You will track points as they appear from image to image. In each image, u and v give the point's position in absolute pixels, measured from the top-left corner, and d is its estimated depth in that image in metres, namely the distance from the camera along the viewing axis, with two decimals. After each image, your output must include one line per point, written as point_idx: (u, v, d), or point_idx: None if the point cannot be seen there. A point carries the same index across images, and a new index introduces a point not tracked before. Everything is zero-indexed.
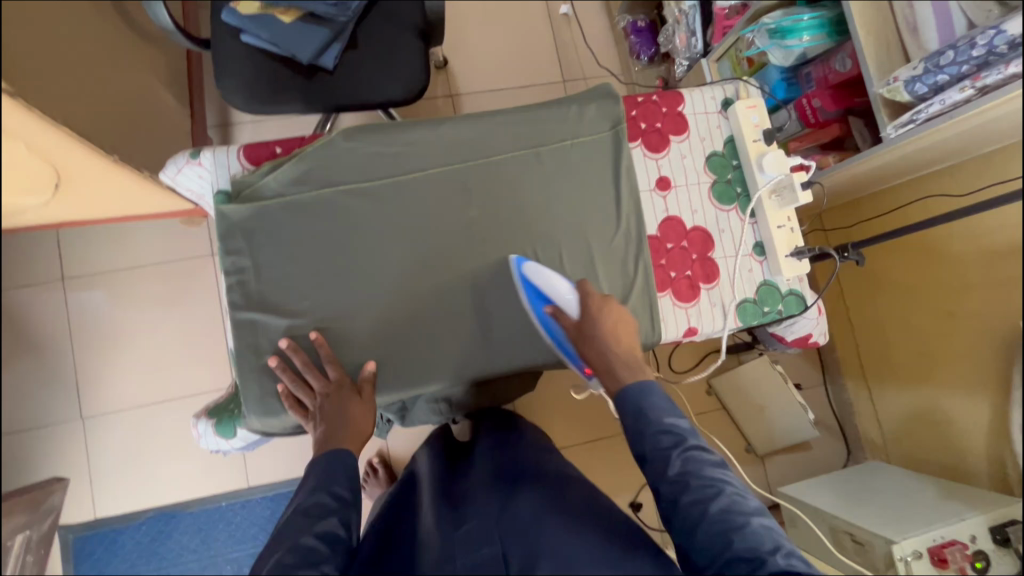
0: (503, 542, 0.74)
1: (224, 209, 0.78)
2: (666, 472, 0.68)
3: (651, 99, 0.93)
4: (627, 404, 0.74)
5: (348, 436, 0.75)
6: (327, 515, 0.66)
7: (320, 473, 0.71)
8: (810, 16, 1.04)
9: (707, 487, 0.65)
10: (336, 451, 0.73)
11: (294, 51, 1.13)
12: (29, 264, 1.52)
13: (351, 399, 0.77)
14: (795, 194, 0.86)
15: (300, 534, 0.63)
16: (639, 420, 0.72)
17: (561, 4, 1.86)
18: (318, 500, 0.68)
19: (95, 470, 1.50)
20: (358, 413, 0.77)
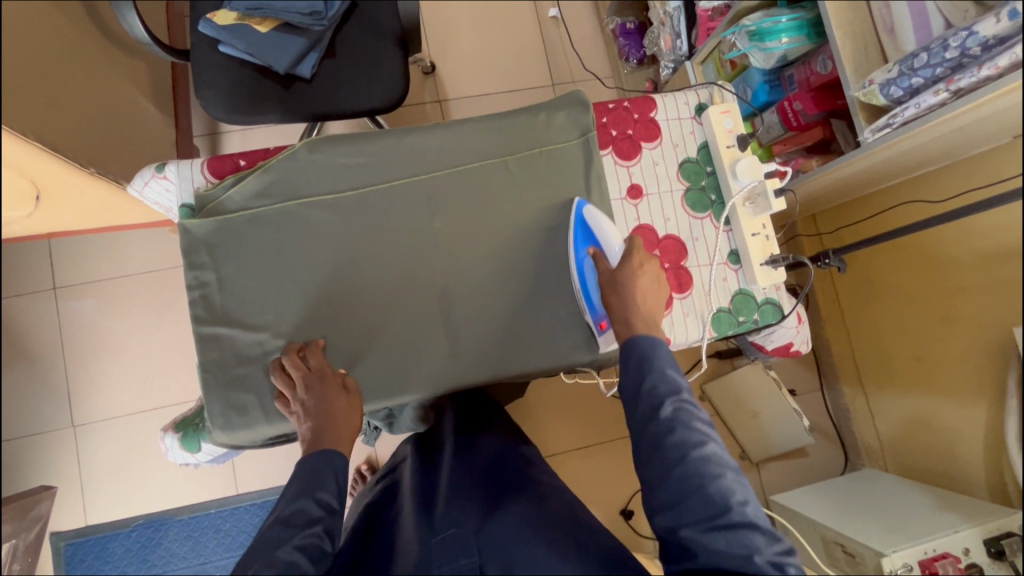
0: (482, 553, 0.73)
1: (187, 223, 0.78)
2: (656, 416, 0.67)
3: (623, 105, 0.92)
4: (632, 349, 0.73)
5: (334, 438, 0.74)
6: (310, 524, 0.66)
7: (307, 476, 0.70)
8: (789, 17, 1.02)
9: (694, 435, 0.65)
10: (323, 452, 0.72)
11: (270, 60, 1.13)
12: (21, 274, 1.54)
13: (338, 395, 0.77)
14: (768, 202, 0.84)
15: (280, 546, 0.63)
16: (640, 364, 0.71)
17: (550, 7, 1.85)
18: (300, 508, 0.67)
19: (85, 477, 1.51)
20: (344, 410, 0.76)
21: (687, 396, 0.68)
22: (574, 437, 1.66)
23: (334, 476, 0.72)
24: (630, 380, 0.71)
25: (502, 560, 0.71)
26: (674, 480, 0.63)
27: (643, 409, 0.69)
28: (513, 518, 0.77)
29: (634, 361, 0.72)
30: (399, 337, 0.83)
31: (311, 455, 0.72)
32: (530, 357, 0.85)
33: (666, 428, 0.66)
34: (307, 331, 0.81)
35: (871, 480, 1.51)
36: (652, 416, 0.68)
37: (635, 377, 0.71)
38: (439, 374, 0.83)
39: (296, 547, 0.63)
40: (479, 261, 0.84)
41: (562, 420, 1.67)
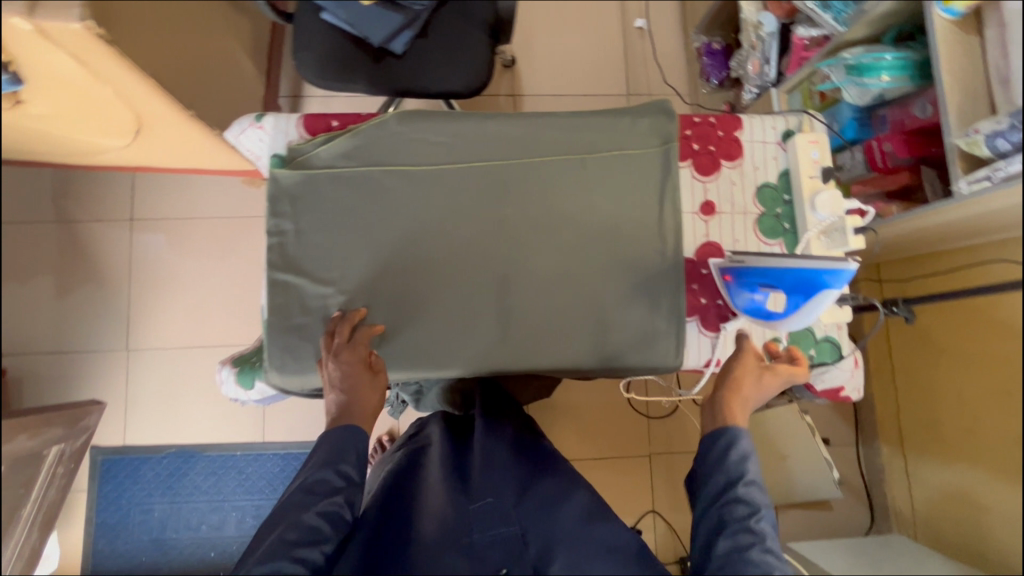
0: (522, 524, 0.77)
1: (276, 172, 0.82)
2: (740, 521, 0.72)
3: (709, 121, 0.91)
4: (726, 447, 0.77)
5: (357, 415, 0.78)
6: (332, 493, 0.73)
7: (332, 447, 0.76)
8: (893, 55, 0.99)
9: (773, 556, 0.69)
10: (348, 429, 0.76)
11: (367, 33, 1.18)
12: (103, 201, 1.64)
13: (364, 375, 0.79)
14: (845, 237, 0.80)
15: (301, 511, 0.70)
16: (739, 462, 0.76)
17: (637, 18, 1.85)
18: (323, 477, 0.74)
19: (130, 399, 1.60)
20: (367, 389, 0.79)
21: (772, 512, 0.73)
22: (593, 446, 1.66)
23: (355, 448, 0.77)
24: (718, 471, 0.76)
25: (544, 534, 0.76)
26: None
27: (729, 506, 0.73)
28: (539, 502, 0.80)
29: (726, 454, 0.77)
30: (452, 313, 0.84)
31: (334, 430, 0.77)
32: (578, 355, 0.85)
33: (751, 537, 0.70)
34: (370, 292, 0.83)
35: (895, 550, 1.44)
36: (738, 517, 0.72)
37: (722, 477, 0.76)
38: (484, 356, 0.84)
39: (321, 516, 0.70)
40: (543, 254, 0.86)
41: (585, 427, 1.67)
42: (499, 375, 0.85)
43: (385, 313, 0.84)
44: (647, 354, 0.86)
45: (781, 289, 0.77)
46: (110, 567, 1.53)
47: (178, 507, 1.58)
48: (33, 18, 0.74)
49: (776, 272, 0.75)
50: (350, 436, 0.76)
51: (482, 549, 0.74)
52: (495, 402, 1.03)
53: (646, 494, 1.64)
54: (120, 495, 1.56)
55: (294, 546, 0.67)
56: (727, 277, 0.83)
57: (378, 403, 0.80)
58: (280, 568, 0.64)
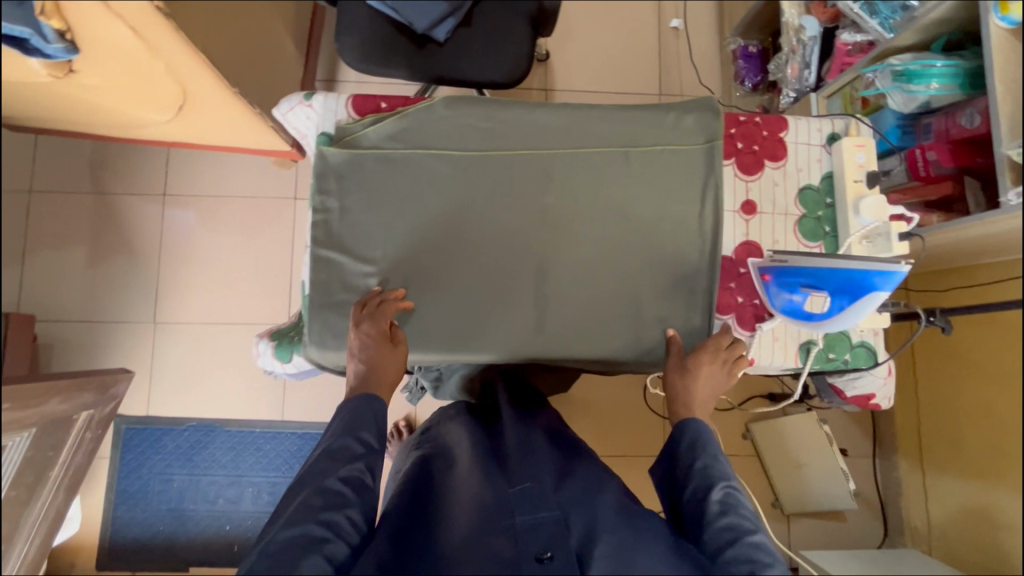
0: (563, 509, 0.75)
1: (325, 150, 0.84)
2: (705, 498, 0.72)
3: (754, 120, 0.91)
4: (683, 435, 0.79)
5: (375, 385, 0.81)
6: (352, 460, 0.74)
7: (352, 415, 0.78)
8: (943, 63, 0.98)
9: (744, 522, 0.69)
10: (366, 398, 0.79)
11: (411, 19, 1.19)
12: (138, 175, 1.67)
13: (384, 347, 0.81)
14: (889, 243, 0.81)
15: (325, 477, 0.71)
16: (692, 448, 0.78)
17: (673, 18, 1.85)
18: (344, 442, 0.75)
19: (156, 371, 1.63)
20: (385, 361, 0.81)
21: (735, 484, 0.73)
22: (607, 443, 1.66)
23: (373, 417, 0.79)
24: (677, 464, 0.78)
25: (587, 518, 0.73)
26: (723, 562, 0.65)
27: (692, 489, 0.74)
28: (578, 491, 0.78)
29: (684, 442, 0.79)
30: (490, 298, 0.85)
31: (354, 399, 0.80)
32: (612, 347, 0.86)
33: (716, 510, 0.70)
34: (411, 273, 0.85)
35: (910, 564, 1.43)
36: (704, 494, 0.73)
37: (687, 462, 0.78)
38: (520, 343, 0.85)
39: (342, 481, 0.71)
40: (584, 244, 0.86)
41: (600, 424, 1.67)
42: (533, 362, 0.86)
43: (424, 294, 0.85)
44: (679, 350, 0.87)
45: (825, 292, 0.78)
46: (128, 534, 1.57)
47: (196, 479, 1.60)
48: None
49: (829, 273, 0.76)
50: (366, 406, 0.79)
51: (523, 531, 0.72)
52: (522, 394, 1.04)
53: (659, 494, 1.64)
54: (141, 464, 1.59)
55: (319, 510, 0.68)
56: (766, 276, 0.83)
57: (396, 374, 0.82)
58: (307, 531, 0.65)
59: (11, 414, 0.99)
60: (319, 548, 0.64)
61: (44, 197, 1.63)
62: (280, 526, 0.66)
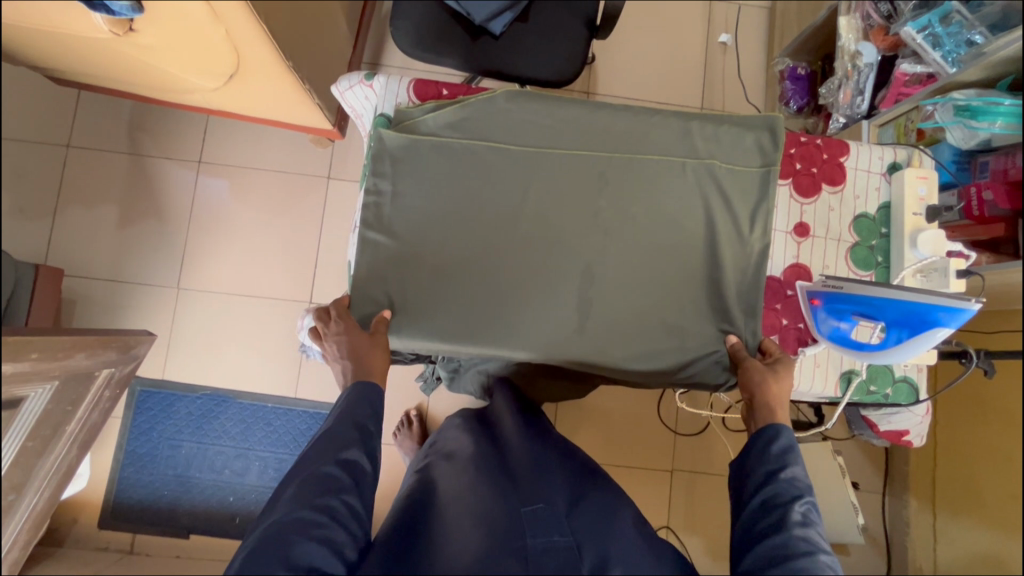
0: (577, 537, 0.74)
1: (383, 132, 0.83)
2: (784, 507, 0.70)
3: (815, 142, 0.90)
4: (767, 437, 0.76)
5: (367, 371, 0.79)
6: (349, 445, 0.73)
7: (349, 403, 0.77)
8: (1012, 102, 0.96)
9: (818, 540, 0.67)
10: (362, 386, 0.77)
11: (470, 9, 1.18)
12: (175, 139, 1.68)
13: (362, 337, 0.80)
14: (946, 279, 0.79)
15: (322, 462, 0.71)
16: (781, 455, 0.74)
17: (722, 32, 1.84)
18: (344, 427, 0.74)
19: (174, 336, 1.63)
20: (367, 349, 0.79)
21: (817, 501, 0.71)
22: (615, 453, 1.65)
23: (366, 403, 0.77)
24: (760, 465, 0.74)
25: (599, 548, 0.73)
26: (794, 574, 0.64)
27: (772, 493, 0.72)
28: (591, 520, 0.77)
29: (766, 446, 0.75)
30: (532, 297, 0.84)
31: (349, 390, 0.78)
32: (650, 357, 0.85)
33: (796, 521, 0.68)
34: (456, 263, 0.84)
35: None
36: (785, 503, 0.70)
37: (767, 466, 0.74)
38: (558, 344, 0.84)
39: (340, 465, 0.71)
40: (631, 251, 0.85)
41: (610, 433, 1.66)
42: (570, 365, 0.85)
43: (465, 286, 0.84)
44: (712, 367, 0.86)
45: (880, 322, 0.77)
46: (132, 496, 1.57)
47: (204, 448, 1.60)
48: None
49: (884, 300, 0.75)
50: (361, 392, 0.77)
51: (534, 555, 0.70)
52: (527, 405, 1.02)
53: (663, 509, 1.64)
54: (151, 427, 1.59)
55: (315, 495, 0.68)
56: (813, 301, 0.82)
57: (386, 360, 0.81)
58: (303, 515, 0.66)
59: (38, 364, 0.99)
60: (314, 533, 0.65)
61: (82, 152, 1.63)
62: (279, 506, 0.68)
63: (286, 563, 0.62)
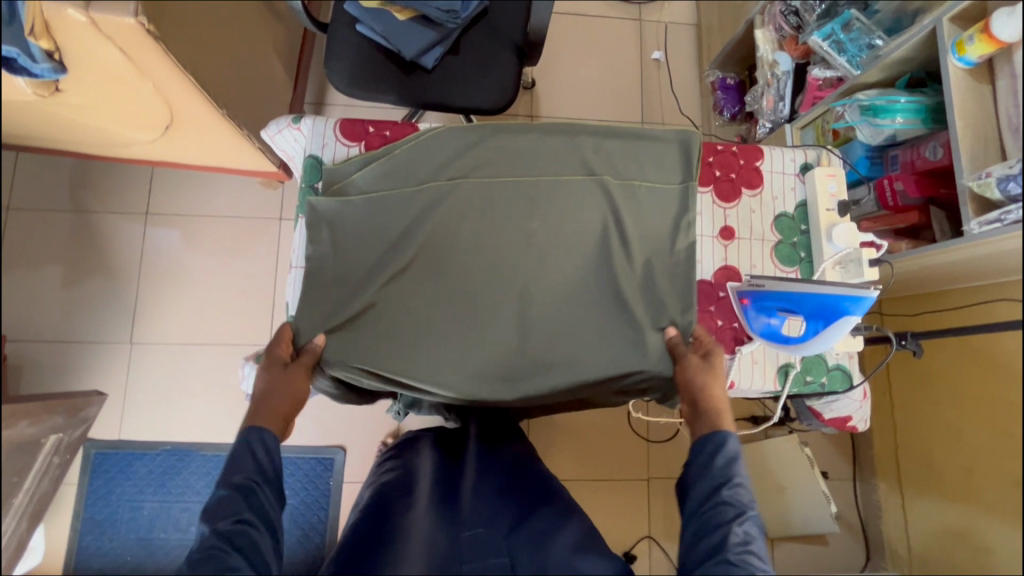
0: (511, 555, 0.77)
1: (314, 202, 0.87)
2: (721, 528, 0.71)
3: (731, 150, 0.95)
4: (715, 444, 0.76)
5: (265, 407, 0.77)
6: (228, 511, 0.69)
7: (231, 461, 0.73)
8: (907, 99, 1.03)
9: (757, 562, 0.68)
10: (249, 432, 0.75)
11: (400, 46, 1.22)
12: (119, 195, 1.66)
13: (276, 368, 0.80)
14: (860, 269, 0.83)
15: (205, 537, 0.67)
16: (726, 466, 0.75)
17: (654, 50, 1.93)
18: (224, 496, 0.69)
19: (130, 394, 1.59)
20: (288, 381, 0.79)
21: (758, 515, 0.72)
22: (591, 467, 1.65)
23: (250, 454, 0.73)
24: (701, 474, 0.75)
25: (535, 563, 0.75)
26: None
27: (715, 513, 0.72)
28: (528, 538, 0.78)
29: (713, 455, 0.76)
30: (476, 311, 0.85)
31: (239, 438, 0.75)
32: (593, 366, 0.85)
33: (737, 543, 0.69)
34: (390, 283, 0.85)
35: None
36: (727, 522, 0.71)
37: (712, 480, 0.74)
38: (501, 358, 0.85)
39: (224, 542, 0.66)
40: (561, 267, 0.86)
41: (585, 447, 1.66)
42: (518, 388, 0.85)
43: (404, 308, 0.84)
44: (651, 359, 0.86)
45: (801, 315, 0.81)
46: (92, 566, 1.50)
47: (168, 506, 1.55)
48: (88, 10, 0.80)
49: (803, 296, 0.79)
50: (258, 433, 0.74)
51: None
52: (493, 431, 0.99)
53: (643, 519, 1.64)
54: (110, 490, 1.54)
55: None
56: (743, 300, 0.85)
57: (293, 399, 0.79)
58: None
59: None
60: None
61: None
62: None
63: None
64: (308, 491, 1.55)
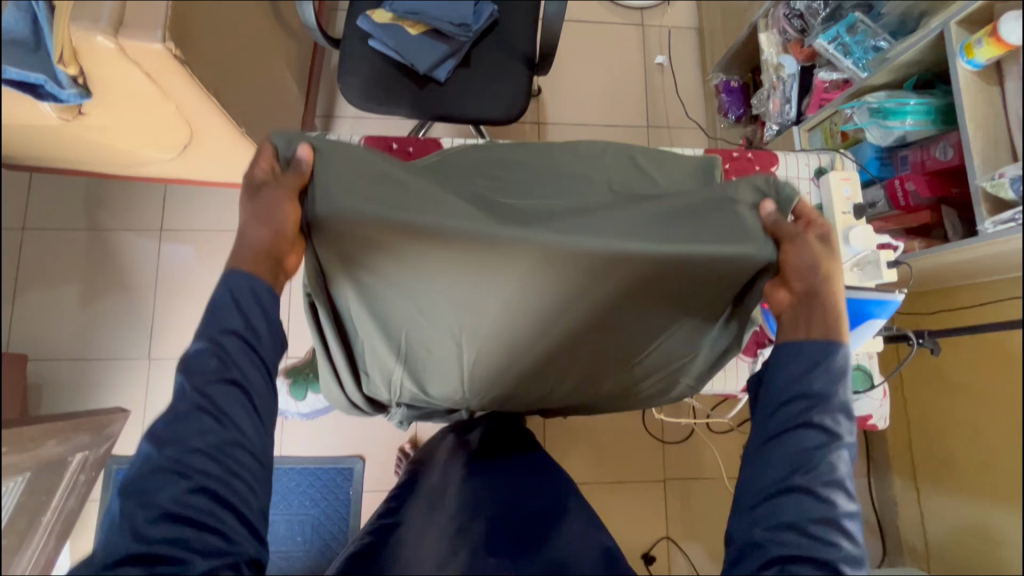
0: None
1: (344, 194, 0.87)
2: (797, 455, 0.62)
3: (746, 156, 0.98)
4: (820, 347, 0.66)
5: (242, 246, 0.66)
6: (211, 377, 0.61)
7: (219, 305, 0.64)
8: (917, 101, 1.06)
9: (836, 489, 0.61)
10: (228, 279, 0.65)
11: (413, 60, 1.23)
12: (134, 212, 1.68)
13: (254, 193, 0.66)
14: (878, 271, 0.85)
15: (182, 399, 0.61)
16: (830, 380, 0.65)
17: (658, 54, 1.95)
18: (203, 349, 0.62)
19: (149, 409, 1.60)
20: (275, 206, 0.64)
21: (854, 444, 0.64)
22: (608, 470, 1.67)
23: (239, 311, 0.64)
24: (790, 384, 0.66)
25: None
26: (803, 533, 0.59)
27: (806, 430, 0.63)
28: (533, 538, 0.80)
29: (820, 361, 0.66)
30: (488, 248, 0.62)
31: (218, 285, 0.65)
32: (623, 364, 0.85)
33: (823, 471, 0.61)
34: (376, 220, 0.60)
35: None
36: (812, 451, 0.62)
37: (808, 384, 0.65)
38: (525, 319, 0.73)
39: (206, 401, 0.60)
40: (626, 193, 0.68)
41: (601, 450, 1.68)
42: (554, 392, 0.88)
43: (404, 257, 0.64)
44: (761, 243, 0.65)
45: None
46: None
47: None
48: (117, 37, 0.81)
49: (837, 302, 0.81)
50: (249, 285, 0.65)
51: None
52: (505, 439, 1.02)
53: (661, 520, 1.65)
54: None
55: (171, 452, 0.59)
56: None
57: (269, 237, 0.65)
58: (160, 475, 0.58)
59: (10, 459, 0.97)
60: (170, 507, 0.57)
61: None
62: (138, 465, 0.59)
63: (131, 535, 0.55)
64: (328, 501, 1.56)
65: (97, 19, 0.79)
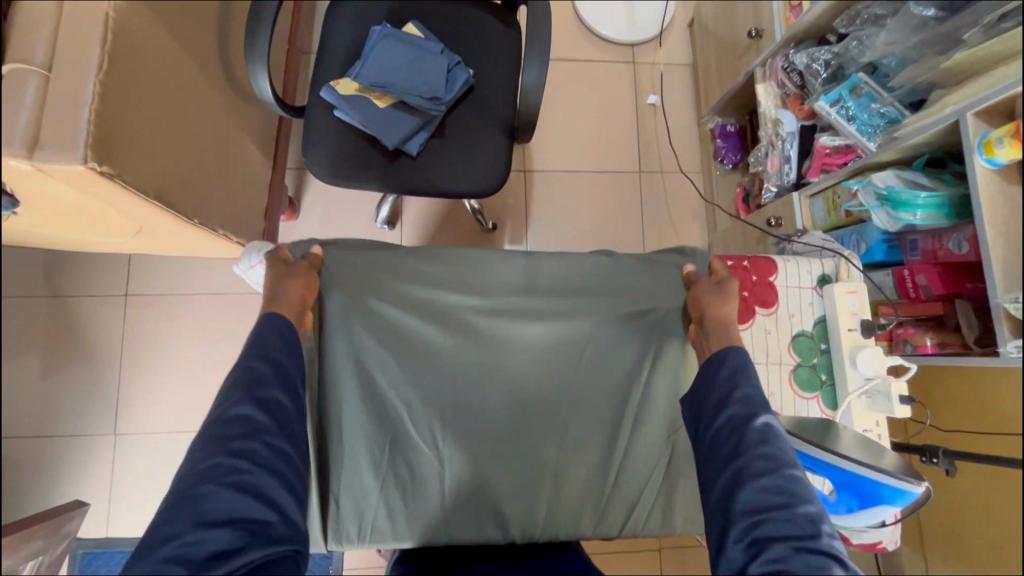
0: None
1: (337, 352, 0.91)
2: (746, 428, 0.79)
3: (744, 264, 0.95)
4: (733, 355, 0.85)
5: (273, 303, 0.83)
6: (255, 382, 0.78)
7: (256, 334, 0.82)
8: (928, 195, 0.97)
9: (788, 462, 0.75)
10: (269, 317, 0.82)
11: (381, 135, 1.13)
12: (96, 276, 1.58)
13: (278, 267, 0.87)
14: (890, 404, 0.84)
15: (234, 402, 0.76)
16: (733, 375, 0.83)
17: (650, 94, 1.85)
18: (249, 366, 0.79)
19: (114, 487, 1.52)
20: (298, 278, 0.85)
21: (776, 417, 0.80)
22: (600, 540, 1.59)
23: (274, 333, 0.81)
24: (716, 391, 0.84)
25: None
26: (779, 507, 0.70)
27: (735, 417, 0.80)
28: None
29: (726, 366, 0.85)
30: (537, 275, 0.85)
31: (259, 323, 0.83)
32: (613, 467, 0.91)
33: (758, 441, 0.76)
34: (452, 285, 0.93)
35: None
36: (745, 424, 0.79)
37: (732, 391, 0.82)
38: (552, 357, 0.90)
39: (252, 401, 0.76)
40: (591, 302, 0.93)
41: None
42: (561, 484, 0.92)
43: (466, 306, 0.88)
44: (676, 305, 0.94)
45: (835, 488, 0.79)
46: None
47: None
48: (32, 160, 0.73)
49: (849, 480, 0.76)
50: (280, 321, 0.82)
51: None
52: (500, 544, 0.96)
53: None
54: None
55: (229, 440, 0.73)
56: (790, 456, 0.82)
57: (299, 296, 0.84)
58: (216, 463, 0.71)
59: None
60: (227, 480, 0.70)
61: None
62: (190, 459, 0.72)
63: (194, 520, 0.67)
64: None
65: (9, 142, 0.72)
